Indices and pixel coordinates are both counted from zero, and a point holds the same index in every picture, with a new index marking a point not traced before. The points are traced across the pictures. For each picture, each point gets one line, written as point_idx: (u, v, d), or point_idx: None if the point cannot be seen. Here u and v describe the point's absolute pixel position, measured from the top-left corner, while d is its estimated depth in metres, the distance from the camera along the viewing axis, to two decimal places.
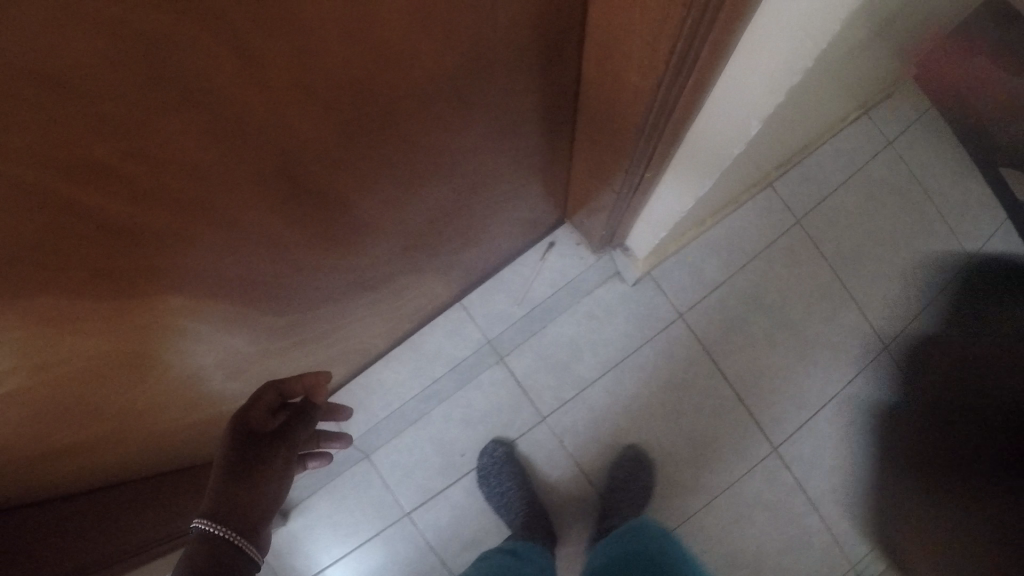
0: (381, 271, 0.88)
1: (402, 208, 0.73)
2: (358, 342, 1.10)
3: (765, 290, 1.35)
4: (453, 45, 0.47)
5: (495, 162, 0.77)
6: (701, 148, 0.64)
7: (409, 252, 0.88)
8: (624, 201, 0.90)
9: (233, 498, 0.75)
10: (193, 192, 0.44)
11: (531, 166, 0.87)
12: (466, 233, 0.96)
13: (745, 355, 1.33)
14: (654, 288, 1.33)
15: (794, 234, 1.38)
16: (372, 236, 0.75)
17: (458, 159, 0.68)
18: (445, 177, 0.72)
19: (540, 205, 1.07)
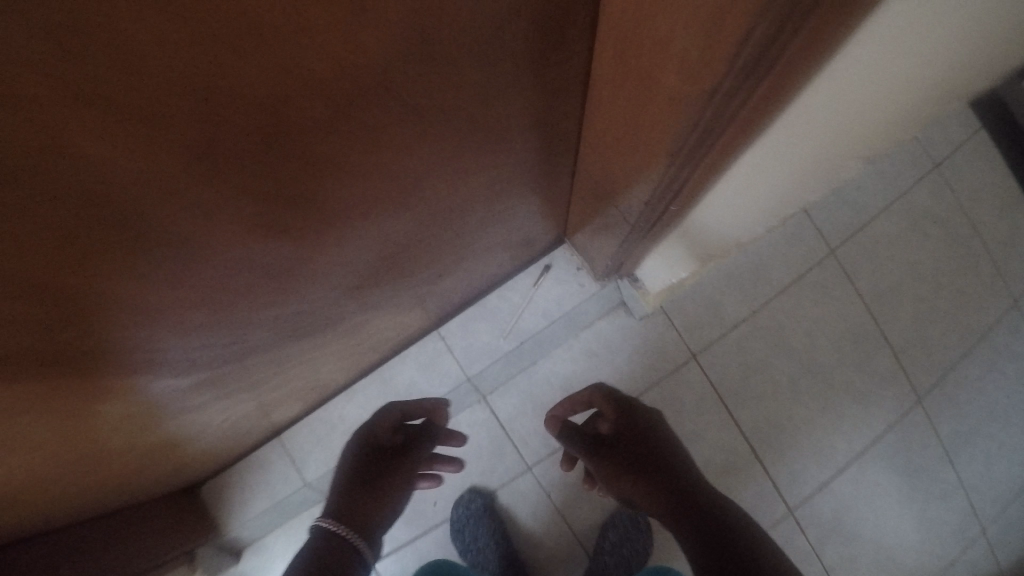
0: (330, 300, 0.69)
1: (365, 230, 0.56)
2: (311, 377, 0.93)
3: (792, 331, 1.16)
4: (393, 56, 0.32)
5: (481, 171, 0.59)
6: (761, 165, 0.47)
7: (367, 279, 0.70)
8: (638, 234, 0.73)
9: (355, 503, 0.81)
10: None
11: (524, 177, 0.69)
12: (443, 254, 0.78)
13: (764, 406, 1.14)
14: (663, 322, 1.13)
15: (828, 267, 1.19)
16: (331, 265, 0.59)
17: (418, 188, 0.53)
18: (419, 193, 0.55)
19: (535, 225, 0.89)
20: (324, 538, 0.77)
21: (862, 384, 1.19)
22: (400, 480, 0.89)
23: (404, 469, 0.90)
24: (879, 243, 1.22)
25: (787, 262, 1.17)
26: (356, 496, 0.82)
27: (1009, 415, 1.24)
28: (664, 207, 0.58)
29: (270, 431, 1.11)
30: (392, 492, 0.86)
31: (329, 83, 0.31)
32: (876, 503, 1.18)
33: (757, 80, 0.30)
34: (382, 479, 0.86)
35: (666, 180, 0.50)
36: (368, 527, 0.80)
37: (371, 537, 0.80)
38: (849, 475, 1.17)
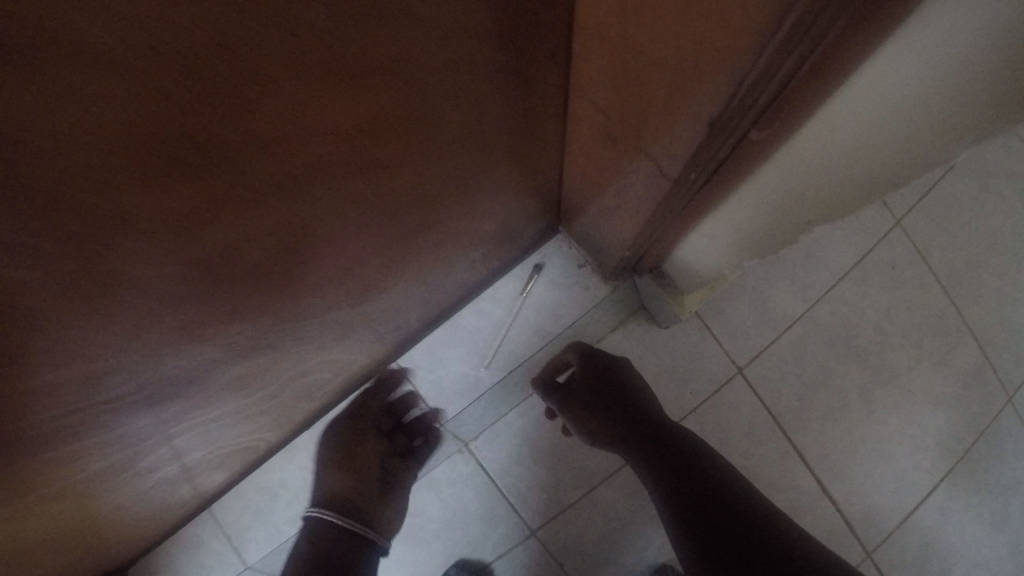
0: (175, 372, 0.40)
1: (289, 248, 0.35)
2: (228, 445, 0.68)
3: (858, 329, 0.86)
4: None
5: (441, 129, 0.35)
6: (777, 180, 0.35)
7: (254, 328, 0.41)
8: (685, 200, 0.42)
9: (349, 492, 0.68)
10: None
11: (495, 136, 0.40)
12: (382, 268, 0.49)
13: (830, 425, 0.84)
14: (697, 327, 0.84)
15: (895, 242, 0.89)
16: (262, 305, 0.39)
17: (405, 134, 0.34)
18: (353, 172, 0.33)
19: (512, 214, 0.62)
20: (319, 527, 0.65)
21: (959, 394, 0.88)
22: (386, 465, 0.73)
23: (386, 450, 0.74)
24: (953, 204, 0.91)
25: (846, 245, 0.88)
26: (344, 485, 0.69)
27: None
28: (756, 119, 0.29)
29: (194, 507, 0.84)
30: (383, 474, 0.72)
31: None
32: (988, 538, 0.86)
33: None
34: (362, 464, 0.71)
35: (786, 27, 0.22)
36: (373, 509, 0.69)
37: (379, 517, 0.69)
38: (933, 504, 0.85)
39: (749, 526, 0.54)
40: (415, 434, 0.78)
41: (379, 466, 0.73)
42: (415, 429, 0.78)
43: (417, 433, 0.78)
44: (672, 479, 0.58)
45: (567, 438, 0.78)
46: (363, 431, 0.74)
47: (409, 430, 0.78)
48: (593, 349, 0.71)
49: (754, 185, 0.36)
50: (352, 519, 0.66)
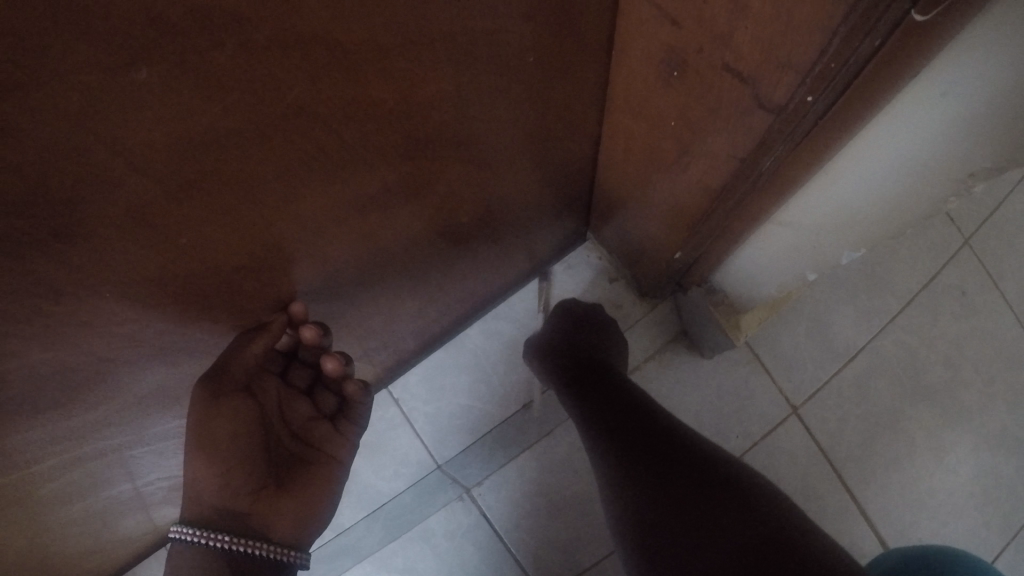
0: (52, 395, 0.28)
1: (241, 218, 0.25)
2: (176, 479, 0.56)
3: (926, 363, 0.74)
4: None
5: (439, 11, 0.21)
6: (849, 170, 0.30)
7: (155, 328, 0.28)
8: (776, 165, 0.29)
9: (223, 496, 0.40)
10: None
11: (518, 62, 0.27)
12: (362, 262, 0.37)
13: (898, 474, 0.71)
14: (742, 357, 0.73)
15: (966, 264, 0.77)
16: (150, 286, 0.25)
17: (430, 67, 0.24)
18: (288, 65, 0.20)
19: (536, 219, 0.51)
20: (186, 567, 0.39)
21: None
22: (285, 440, 0.44)
23: (293, 411, 0.45)
24: None
25: (913, 267, 0.76)
26: (216, 491, 0.40)
27: None
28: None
29: (154, 549, 0.73)
30: (280, 459, 0.43)
31: None
32: None
33: None
34: (251, 445, 0.40)
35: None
36: (274, 510, 0.42)
37: (279, 515, 0.43)
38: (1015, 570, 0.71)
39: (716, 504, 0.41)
40: (329, 392, 0.48)
41: (275, 445, 0.43)
42: (323, 383, 0.48)
43: (329, 392, 0.48)
44: (637, 453, 0.46)
45: (589, 485, 0.65)
46: (264, 376, 0.42)
47: (324, 384, 0.48)
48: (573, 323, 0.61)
49: (830, 176, 0.31)
50: (237, 543, 0.40)
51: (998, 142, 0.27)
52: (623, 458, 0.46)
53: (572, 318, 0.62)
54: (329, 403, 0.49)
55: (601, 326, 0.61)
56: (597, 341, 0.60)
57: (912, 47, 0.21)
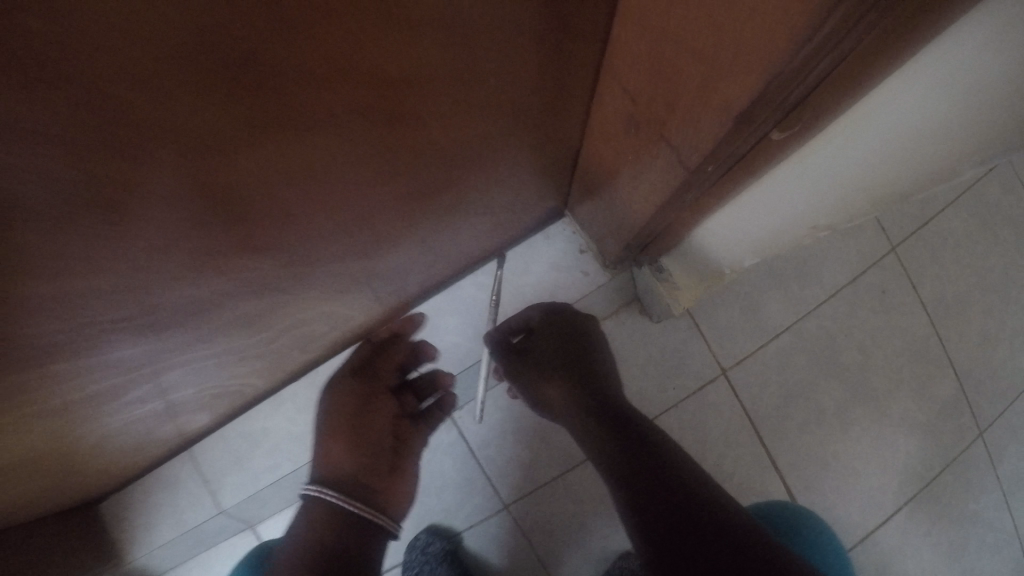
0: (183, 297, 0.41)
1: (322, 181, 0.38)
2: (217, 385, 0.71)
3: (841, 348, 0.89)
4: None
5: (473, 78, 0.35)
6: (837, 134, 0.37)
7: (250, 251, 0.41)
8: (694, 192, 0.43)
9: (353, 465, 0.62)
10: None
11: (522, 100, 0.40)
12: (386, 200, 0.46)
13: (807, 438, 0.87)
14: (686, 325, 0.87)
15: (890, 266, 0.93)
16: (230, 202, 0.34)
17: (462, 103, 0.37)
18: (375, 103, 0.32)
19: (522, 197, 0.64)
20: (317, 514, 0.59)
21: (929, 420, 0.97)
22: (383, 433, 0.66)
23: (390, 406, 0.68)
24: (940, 246, 1.05)
25: (840, 261, 0.91)
26: (350, 460, 0.62)
27: None
28: (778, 114, 0.31)
29: (180, 439, 0.88)
30: (384, 448, 0.65)
31: None
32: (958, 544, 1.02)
33: None
34: (364, 432, 0.64)
35: (834, 17, 0.22)
36: (388, 486, 0.64)
37: (392, 492, 0.64)
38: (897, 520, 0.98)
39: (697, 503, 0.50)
40: (413, 396, 0.72)
41: (380, 434, 0.66)
42: (412, 390, 0.72)
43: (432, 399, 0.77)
44: (632, 456, 0.55)
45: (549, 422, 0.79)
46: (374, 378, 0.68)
47: (409, 389, 0.72)
48: (552, 308, 0.72)
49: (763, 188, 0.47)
50: (359, 509, 0.60)
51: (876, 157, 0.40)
52: (622, 461, 0.55)
53: (558, 313, 0.71)
54: (411, 403, 0.72)
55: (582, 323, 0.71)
56: (583, 335, 0.69)
57: (770, 150, 0.35)
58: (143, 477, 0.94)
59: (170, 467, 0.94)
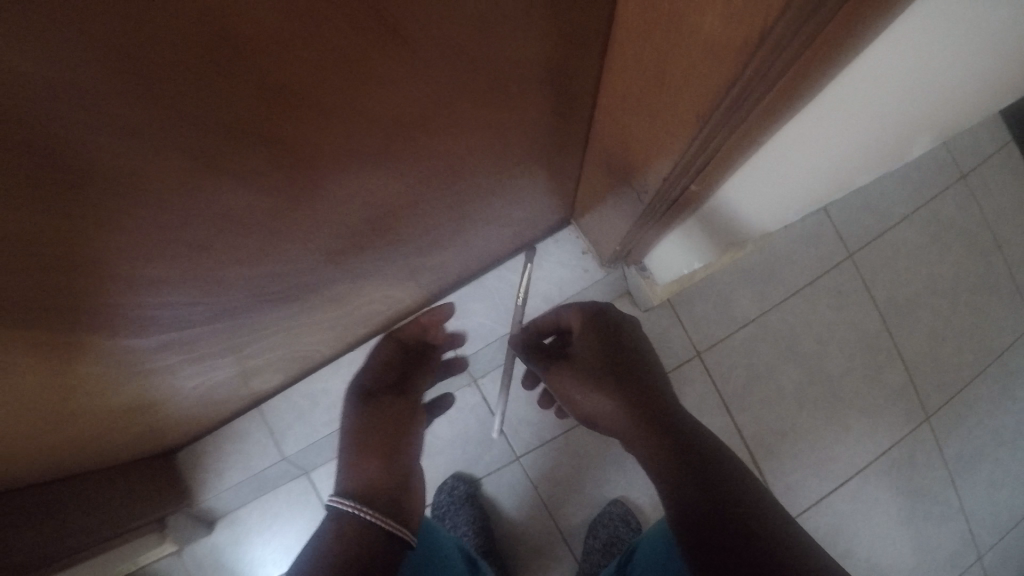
0: (308, 274, 0.62)
1: (408, 203, 0.58)
2: (297, 348, 0.91)
3: (801, 336, 1.20)
4: (470, 45, 0.35)
5: (509, 140, 0.55)
6: (867, 68, 0.35)
7: (356, 246, 0.62)
8: (656, 211, 0.63)
9: (392, 468, 0.72)
10: (63, 193, 0.29)
11: (538, 148, 0.61)
12: (441, 208, 0.64)
13: (768, 410, 1.19)
14: (670, 315, 1.18)
15: (845, 270, 1.23)
16: (300, 185, 0.44)
17: (501, 153, 0.57)
18: (440, 142, 0.48)
19: (542, 207, 0.85)
20: (343, 522, 0.64)
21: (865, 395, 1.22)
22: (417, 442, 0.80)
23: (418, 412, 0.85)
24: (897, 251, 1.26)
25: (804, 262, 1.22)
26: (387, 465, 0.72)
27: (1016, 440, 1.32)
28: (688, 180, 0.51)
29: (253, 397, 1.08)
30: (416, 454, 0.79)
31: (451, 43, 0.34)
32: (903, 511, 1.23)
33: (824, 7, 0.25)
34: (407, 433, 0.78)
35: (701, 137, 0.42)
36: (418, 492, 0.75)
37: (420, 495, 0.75)
38: (847, 490, 1.20)
39: (725, 494, 0.56)
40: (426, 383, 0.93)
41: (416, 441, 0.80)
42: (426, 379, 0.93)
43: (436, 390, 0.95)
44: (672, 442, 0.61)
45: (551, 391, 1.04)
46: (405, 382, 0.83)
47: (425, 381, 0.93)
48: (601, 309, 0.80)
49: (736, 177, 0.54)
50: (380, 518, 0.65)
51: (824, 153, 0.48)
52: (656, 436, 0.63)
53: (602, 314, 0.79)
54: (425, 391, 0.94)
55: (627, 326, 0.78)
56: (622, 336, 0.76)
57: (692, 197, 0.55)
58: (220, 428, 1.14)
59: (241, 422, 1.15)
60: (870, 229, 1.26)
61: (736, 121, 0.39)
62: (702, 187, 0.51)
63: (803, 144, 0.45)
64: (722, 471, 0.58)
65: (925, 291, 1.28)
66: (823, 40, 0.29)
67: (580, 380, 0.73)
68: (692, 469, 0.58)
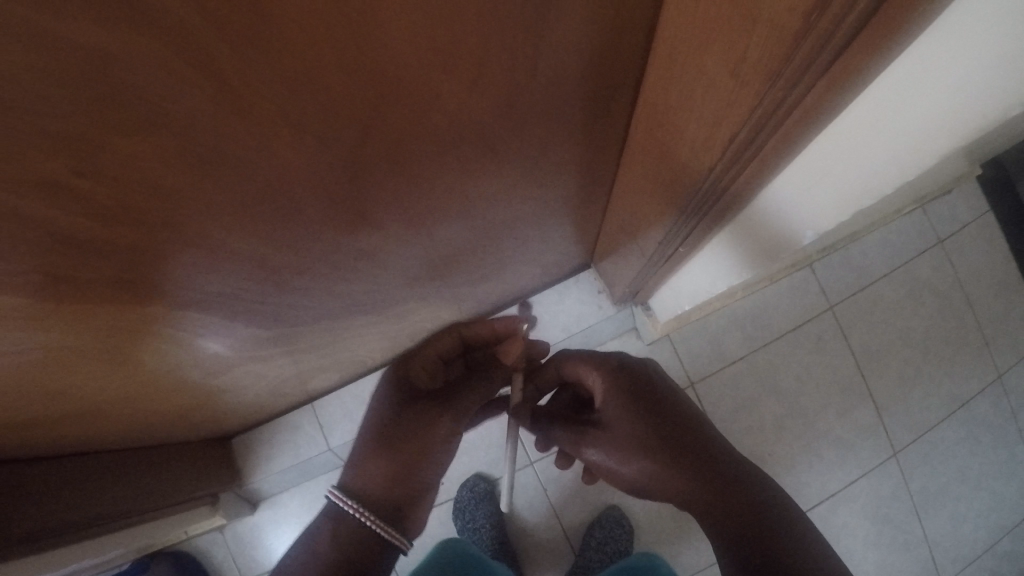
0: (386, 298, 0.81)
1: (468, 251, 0.76)
2: (354, 354, 1.09)
3: (783, 373, 1.39)
4: (531, 153, 0.51)
5: (548, 207, 0.73)
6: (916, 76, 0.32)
7: (425, 280, 0.81)
8: (658, 261, 0.82)
9: (393, 487, 0.75)
10: (190, 208, 0.35)
11: (569, 208, 0.79)
12: (492, 252, 0.82)
13: (751, 437, 1.37)
14: (668, 349, 1.37)
15: (824, 319, 1.42)
16: (369, 214, 0.49)
17: (542, 216, 0.76)
18: (494, 185, 0.56)
19: (568, 250, 1.03)
20: (340, 516, 0.73)
21: (838, 431, 1.40)
22: (430, 471, 0.78)
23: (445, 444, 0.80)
24: (873, 306, 1.45)
25: (787, 311, 1.41)
26: (386, 484, 0.74)
27: (980, 480, 1.46)
28: (678, 242, 0.69)
29: (308, 394, 1.26)
30: (423, 483, 0.77)
31: (520, 111, 0.42)
32: (868, 537, 1.39)
33: (747, 158, 0.43)
34: (420, 463, 0.76)
35: (684, 216, 0.60)
36: (426, 503, 0.80)
37: (428, 505, 0.81)
38: (819, 512, 1.37)
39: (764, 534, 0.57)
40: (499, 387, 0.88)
41: (431, 469, 0.78)
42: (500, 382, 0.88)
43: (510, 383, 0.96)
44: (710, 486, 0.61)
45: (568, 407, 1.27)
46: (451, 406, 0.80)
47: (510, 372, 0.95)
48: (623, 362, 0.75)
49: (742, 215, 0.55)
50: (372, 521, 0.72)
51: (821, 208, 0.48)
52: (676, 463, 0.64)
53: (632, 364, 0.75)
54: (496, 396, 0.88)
55: (630, 362, 0.76)
56: (642, 382, 0.72)
57: (684, 254, 0.74)
58: (275, 419, 1.32)
59: (294, 415, 1.33)
60: (849, 285, 1.44)
61: (707, 211, 0.56)
62: (688, 247, 0.69)
63: (819, 179, 0.44)
64: (760, 510, 0.59)
65: (898, 342, 1.45)
66: (745, 178, 0.46)
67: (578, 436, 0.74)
68: (737, 524, 0.58)
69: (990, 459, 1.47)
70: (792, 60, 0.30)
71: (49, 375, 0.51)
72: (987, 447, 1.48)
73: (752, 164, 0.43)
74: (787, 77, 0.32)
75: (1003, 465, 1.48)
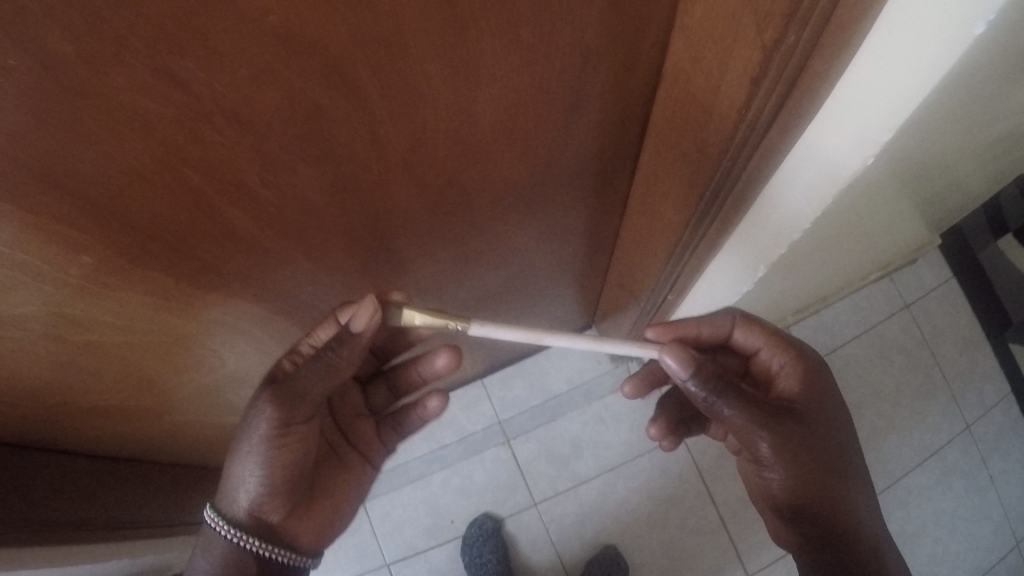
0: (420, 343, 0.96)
1: (491, 301, 0.90)
2: None
3: None
4: (553, 214, 0.66)
5: (560, 268, 0.89)
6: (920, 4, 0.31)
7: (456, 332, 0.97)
8: (650, 317, 0.97)
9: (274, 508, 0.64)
10: (308, 224, 0.45)
11: (576, 270, 0.94)
12: (512, 307, 0.98)
13: None
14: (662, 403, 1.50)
15: None
16: (423, 246, 0.60)
17: (555, 276, 0.91)
18: (520, 235, 0.68)
19: (573, 310, 1.18)
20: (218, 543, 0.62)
21: None
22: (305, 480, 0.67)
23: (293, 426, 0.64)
24: (846, 364, 1.61)
25: None
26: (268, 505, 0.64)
27: (955, 524, 1.55)
28: (663, 295, 0.84)
29: None
30: (298, 495, 0.67)
31: (555, 166, 0.54)
32: None
33: (709, 220, 0.57)
34: (296, 469, 0.65)
35: (669, 269, 0.74)
36: (313, 512, 0.69)
37: (317, 513, 0.69)
38: None
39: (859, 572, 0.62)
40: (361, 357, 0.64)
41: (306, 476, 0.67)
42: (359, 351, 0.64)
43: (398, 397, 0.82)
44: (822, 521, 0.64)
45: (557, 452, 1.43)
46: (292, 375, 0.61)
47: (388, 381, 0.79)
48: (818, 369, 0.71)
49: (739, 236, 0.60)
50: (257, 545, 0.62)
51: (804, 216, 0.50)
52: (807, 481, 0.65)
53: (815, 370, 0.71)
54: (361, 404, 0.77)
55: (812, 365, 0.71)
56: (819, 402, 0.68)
57: (671, 308, 0.89)
58: None
59: None
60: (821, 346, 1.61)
61: (683, 265, 0.70)
62: (673, 296, 0.83)
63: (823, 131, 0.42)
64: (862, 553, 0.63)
65: (868, 398, 1.60)
66: (708, 236, 0.60)
67: (762, 417, 0.63)
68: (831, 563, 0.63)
69: (964, 503, 1.56)
70: (727, 148, 0.45)
71: (174, 385, 0.65)
72: (960, 492, 1.57)
73: (712, 226, 0.58)
74: (727, 161, 0.47)
75: (978, 510, 1.56)
